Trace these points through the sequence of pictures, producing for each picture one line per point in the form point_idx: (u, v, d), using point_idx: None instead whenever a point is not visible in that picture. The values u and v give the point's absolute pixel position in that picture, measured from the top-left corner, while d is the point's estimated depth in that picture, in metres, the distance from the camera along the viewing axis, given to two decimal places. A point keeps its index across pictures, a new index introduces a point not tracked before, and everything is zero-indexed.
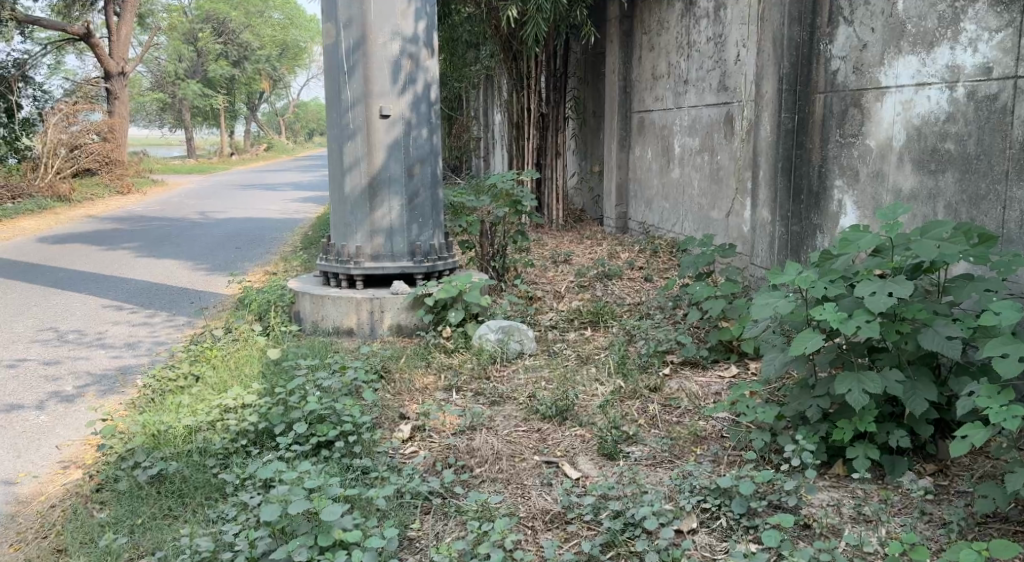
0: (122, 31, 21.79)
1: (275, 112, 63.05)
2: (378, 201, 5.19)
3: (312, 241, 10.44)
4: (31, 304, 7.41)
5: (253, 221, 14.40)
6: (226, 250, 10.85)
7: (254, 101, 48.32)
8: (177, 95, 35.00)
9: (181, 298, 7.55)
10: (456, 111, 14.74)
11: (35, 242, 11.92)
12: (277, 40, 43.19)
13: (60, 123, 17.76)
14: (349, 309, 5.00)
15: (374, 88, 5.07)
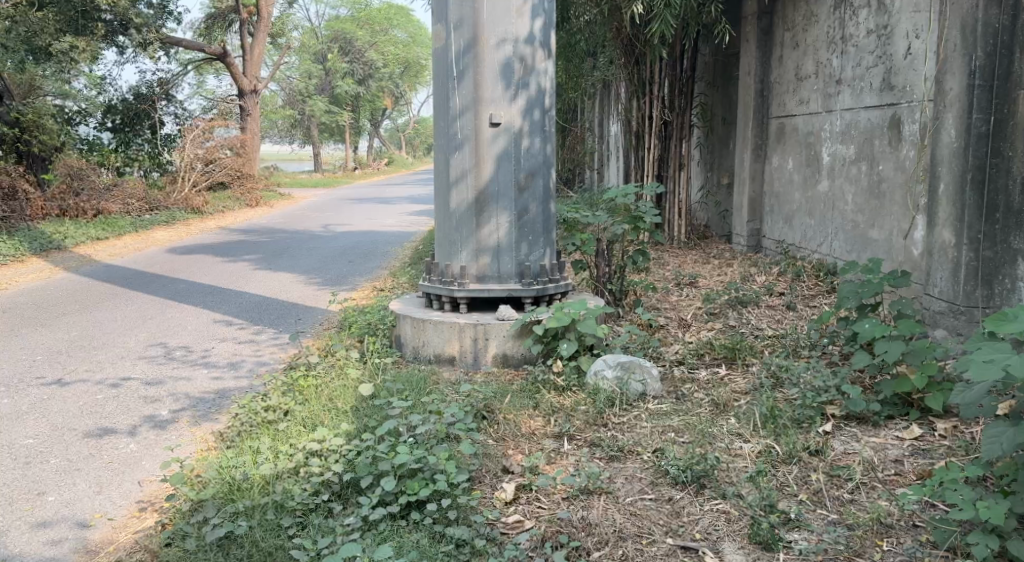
0: (255, 50, 22.69)
1: (397, 128, 64.87)
2: (485, 217, 4.71)
3: (423, 256, 10.17)
4: (147, 317, 7.43)
5: (368, 235, 14.39)
6: (339, 263, 10.77)
7: (377, 117, 49.79)
8: (305, 112, 36.33)
9: (289, 314, 7.36)
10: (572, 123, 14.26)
11: (164, 253, 12.29)
12: (400, 58, 44.32)
13: (196, 138, 18.61)
14: (452, 336, 4.54)
15: (485, 93, 4.59)
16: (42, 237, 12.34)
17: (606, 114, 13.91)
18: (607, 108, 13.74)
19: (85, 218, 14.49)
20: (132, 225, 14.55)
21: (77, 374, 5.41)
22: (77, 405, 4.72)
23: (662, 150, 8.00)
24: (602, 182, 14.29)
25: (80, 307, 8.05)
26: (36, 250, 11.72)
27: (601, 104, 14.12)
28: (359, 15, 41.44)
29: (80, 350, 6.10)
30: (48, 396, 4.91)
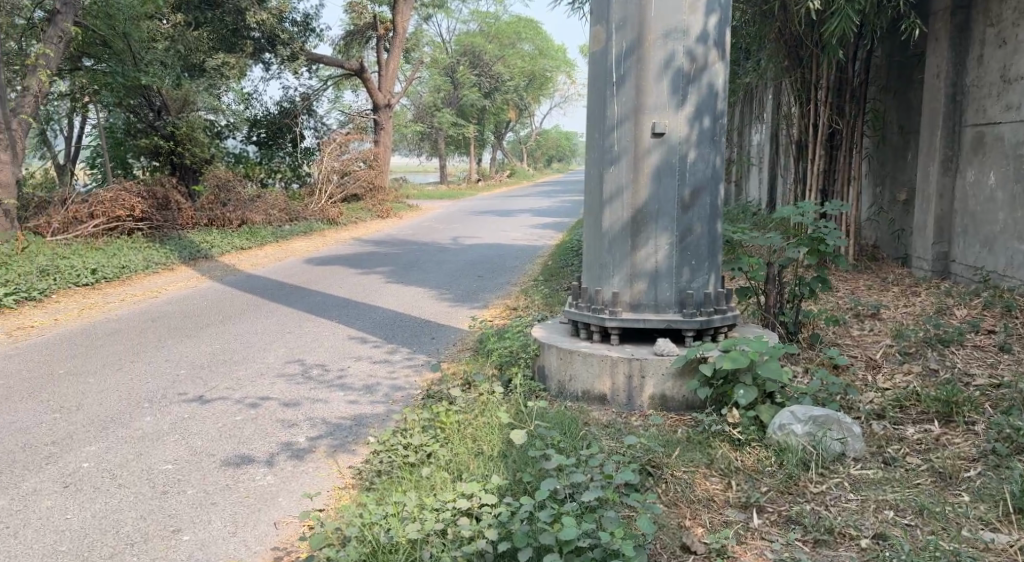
0: (391, 65, 23.15)
1: (520, 140, 65.23)
2: (642, 237, 4.18)
3: (556, 272, 9.78)
4: (285, 330, 7.39)
5: (497, 248, 14.18)
6: (470, 278, 10.54)
7: (502, 130, 50.16)
8: (434, 124, 36.93)
9: (422, 332, 7.11)
10: None
11: (302, 263, 12.49)
12: (526, 70, 44.40)
13: (334, 151, 19.12)
14: (603, 372, 4.05)
15: (647, 100, 4.09)
16: (191, 246, 12.82)
17: (749, 125, 13.08)
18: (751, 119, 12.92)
19: (231, 228, 15.03)
20: (273, 235, 14.97)
21: (216, 391, 5.32)
22: (216, 427, 4.58)
23: (828, 161, 7.28)
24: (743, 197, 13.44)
25: (223, 317, 8.14)
26: (185, 258, 12.17)
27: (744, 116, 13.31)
28: (488, 29, 41.85)
29: (221, 364, 6.05)
30: (188, 415, 4.82)
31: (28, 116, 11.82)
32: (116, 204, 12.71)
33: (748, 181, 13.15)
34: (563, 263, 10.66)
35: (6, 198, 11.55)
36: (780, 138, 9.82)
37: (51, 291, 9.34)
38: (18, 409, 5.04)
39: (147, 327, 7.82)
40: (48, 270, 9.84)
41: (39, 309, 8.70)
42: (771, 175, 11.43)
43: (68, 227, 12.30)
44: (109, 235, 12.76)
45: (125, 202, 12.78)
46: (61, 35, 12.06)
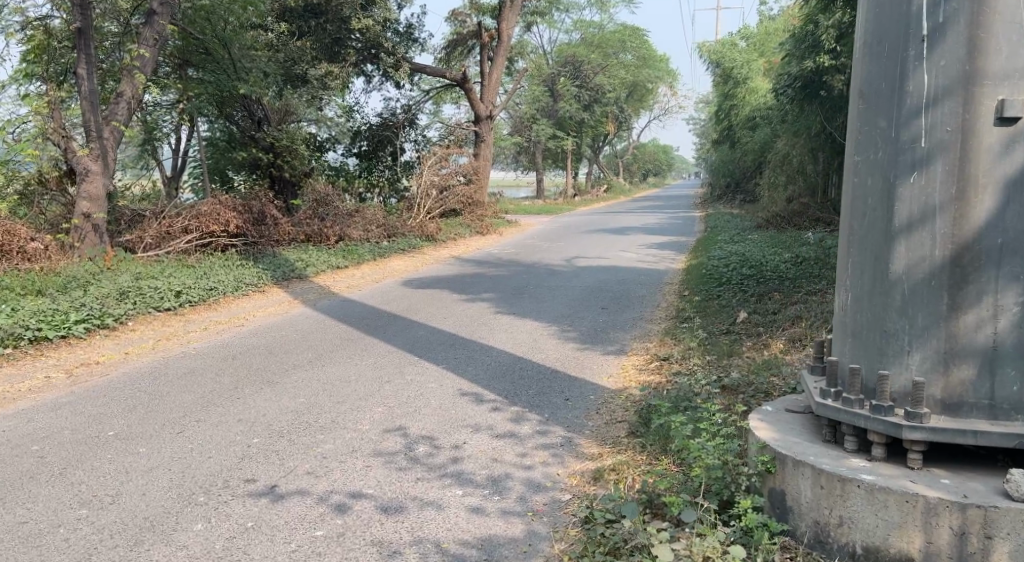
0: (494, 75, 21.84)
1: (617, 154, 63.32)
2: (972, 292, 2.54)
3: (704, 306, 8.04)
4: (386, 375, 5.96)
5: (616, 271, 12.50)
6: (594, 308, 8.92)
7: (599, 143, 48.46)
8: (532, 138, 35.52)
9: (552, 387, 5.52)
10: None
11: (400, 284, 11.13)
12: (628, 82, 42.53)
13: (433, 164, 17.92)
14: (912, 523, 2.42)
15: (990, 63, 2.50)
16: (285, 265, 11.73)
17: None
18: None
19: (327, 244, 13.93)
20: (370, 253, 13.77)
21: (294, 481, 3.92)
22: (285, 555, 3.17)
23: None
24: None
25: (315, 353, 6.82)
26: (278, 279, 11.06)
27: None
28: (591, 40, 40.21)
29: (305, 432, 4.68)
30: (251, 525, 3.44)
31: (121, 125, 10.98)
32: (210, 218, 11.75)
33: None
34: (706, 293, 8.88)
35: (96, 212, 10.72)
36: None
37: (129, 318, 8.29)
38: (39, 498, 3.79)
39: (226, 364, 6.58)
40: (129, 291, 8.82)
41: (114, 339, 7.65)
42: None
43: (160, 243, 11.43)
44: (201, 252, 11.81)
45: (220, 216, 11.82)
46: (157, 37, 11.23)
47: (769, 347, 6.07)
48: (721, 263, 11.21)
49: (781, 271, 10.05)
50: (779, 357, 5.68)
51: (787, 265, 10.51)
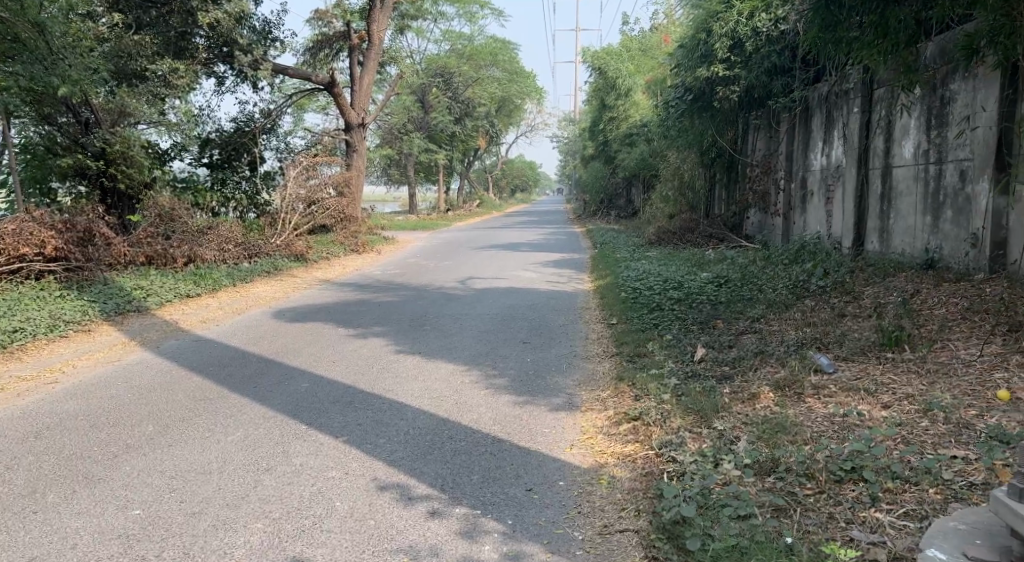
0: (364, 80, 19.97)
1: (485, 169, 62.24)
2: None
3: (647, 342, 6.82)
4: (264, 456, 4.18)
5: (519, 294, 11.14)
6: (512, 340, 7.48)
7: (469, 157, 47.10)
8: (402, 150, 33.62)
9: (500, 467, 4.03)
10: (887, 184, 11.33)
11: (269, 315, 9.27)
12: (499, 95, 41.39)
13: (298, 175, 15.91)
14: None
15: None
16: (122, 295, 9.57)
17: (902, 132, 10.87)
18: (913, 122, 10.57)
19: (174, 267, 11.73)
20: (229, 276, 11.71)
21: None
22: None
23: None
24: (880, 233, 11.52)
25: (158, 417, 4.97)
26: (109, 312, 8.88)
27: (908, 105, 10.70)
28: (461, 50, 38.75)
29: None
30: None
31: None
32: (18, 238, 9.42)
33: (893, 216, 11.14)
34: (642, 324, 7.67)
35: None
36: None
37: None
38: None
39: (24, 445, 4.59)
40: None
41: None
42: (966, 203, 9.19)
43: None
44: (8, 281, 9.43)
45: (33, 235, 9.54)
46: None
47: (761, 405, 4.88)
48: (638, 286, 10.10)
49: (710, 294, 9.06)
50: (785, 418, 4.50)
51: (712, 287, 9.55)
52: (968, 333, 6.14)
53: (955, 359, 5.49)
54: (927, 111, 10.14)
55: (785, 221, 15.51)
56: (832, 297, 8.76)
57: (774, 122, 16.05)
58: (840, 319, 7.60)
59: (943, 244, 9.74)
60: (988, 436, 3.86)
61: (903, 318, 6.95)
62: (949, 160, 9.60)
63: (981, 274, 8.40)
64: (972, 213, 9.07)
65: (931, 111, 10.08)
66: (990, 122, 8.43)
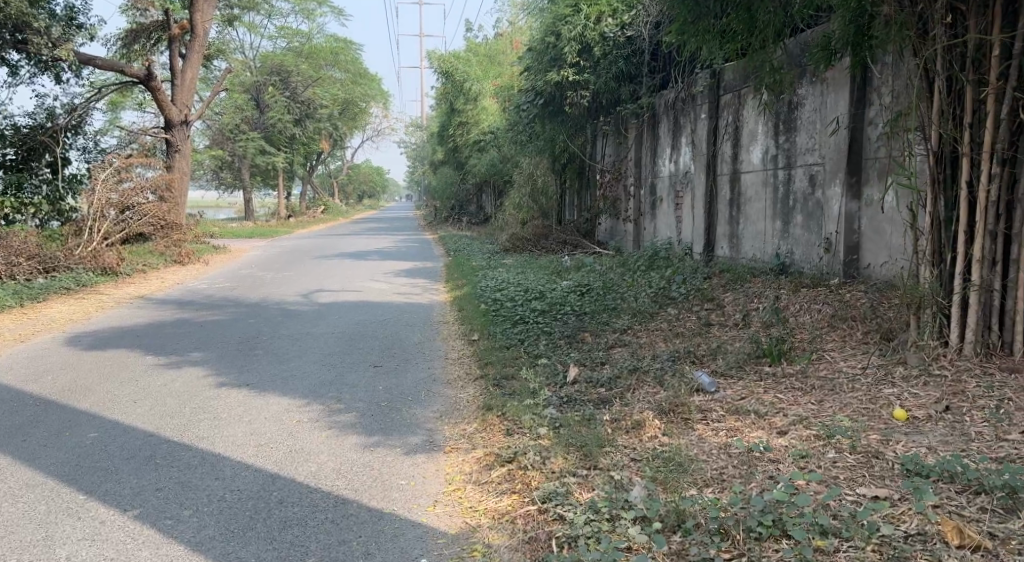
0: (187, 73, 18.09)
1: (329, 175, 59.92)
2: None
3: (510, 363, 6.14)
4: (19, 549, 3.24)
5: (365, 308, 10.18)
6: (358, 363, 6.57)
7: (310, 161, 44.97)
8: (236, 152, 31.38)
9: (335, 538, 3.29)
10: (736, 190, 11.25)
11: (63, 341, 7.78)
12: (341, 97, 39.71)
13: (109, 178, 14.03)
14: None
15: None
16: None
17: (750, 138, 10.78)
18: (761, 127, 10.48)
19: None
20: (16, 296, 9.92)
21: None
22: None
23: (942, 222, 5.14)
24: (730, 238, 11.43)
25: None
26: None
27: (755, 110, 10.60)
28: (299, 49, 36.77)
29: None
30: None
31: None
32: None
33: (742, 222, 11.05)
34: (504, 342, 6.98)
35: None
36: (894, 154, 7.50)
37: None
38: None
39: None
40: None
41: None
42: (815, 209, 9.06)
43: None
44: None
45: None
46: None
47: (647, 436, 4.30)
48: (497, 298, 9.43)
49: (573, 305, 8.53)
50: (678, 451, 3.92)
51: (574, 296, 9.06)
52: (841, 343, 5.86)
53: (836, 374, 5.14)
54: (775, 116, 10.05)
55: (635, 228, 15.42)
56: (695, 304, 8.44)
57: (621, 128, 15.97)
58: (707, 328, 7.22)
59: (793, 249, 9.60)
60: (903, 469, 3.42)
61: (773, 328, 6.64)
62: (798, 165, 9.48)
63: (835, 279, 8.22)
64: (821, 217, 8.93)
65: (779, 116, 9.98)
66: (839, 125, 8.29)
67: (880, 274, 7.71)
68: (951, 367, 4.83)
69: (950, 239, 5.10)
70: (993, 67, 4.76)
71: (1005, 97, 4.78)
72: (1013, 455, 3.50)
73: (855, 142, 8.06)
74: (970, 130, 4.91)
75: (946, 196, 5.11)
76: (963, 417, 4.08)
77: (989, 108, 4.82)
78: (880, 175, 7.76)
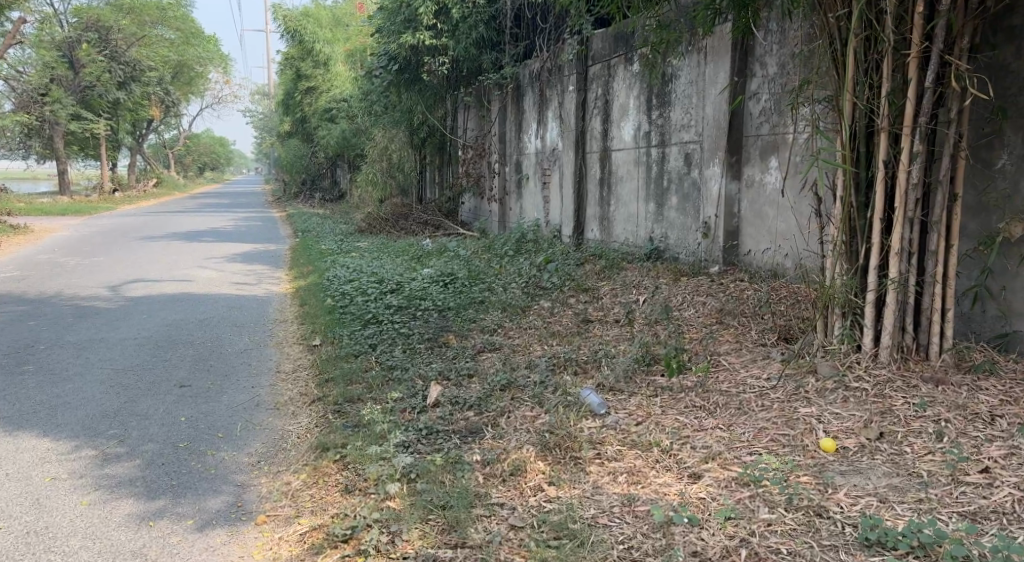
0: None
1: (164, 145, 55.26)
2: None
3: (360, 391, 5.07)
4: None
5: (188, 308, 8.74)
6: (168, 396, 5.38)
7: (139, 128, 40.99)
8: (46, 118, 27.83)
9: None
10: (605, 169, 10.43)
11: None
12: (174, 60, 36.15)
13: None
14: None
15: None
16: None
17: (621, 112, 9.94)
18: (631, 101, 9.66)
19: None
20: None
21: None
22: None
23: (855, 209, 4.47)
24: (601, 220, 10.64)
25: None
26: None
27: (627, 82, 9.75)
28: None
29: None
30: None
31: None
32: None
33: (613, 203, 10.26)
34: (350, 355, 5.91)
35: None
36: (779, 131, 6.79)
37: None
38: None
39: None
40: None
41: None
42: (691, 190, 8.31)
43: None
44: None
45: None
46: None
47: (529, 489, 3.39)
48: (347, 291, 8.28)
49: (434, 301, 7.52)
50: (571, 514, 3.08)
51: (436, 290, 8.06)
52: (737, 344, 5.15)
53: (741, 383, 4.39)
54: (647, 88, 9.22)
55: (500, 207, 14.54)
56: (568, 296, 7.61)
57: (483, 100, 14.95)
58: (585, 326, 6.42)
59: (667, 232, 8.82)
60: (861, 540, 2.72)
61: (660, 326, 5.89)
62: (672, 142, 8.68)
63: (715, 266, 7.47)
64: (698, 199, 8.16)
65: (651, 88, 9.16)
66: (717, 98, 7.51)
67: (764, 262, 7.03)
68: (869, 376, 4.18)
69: (862, 227, 4.44)
70: (917, 27, 4.09)
71: (929, 63, 4.15)
72: (983, 509, 2.88)
73: (735, 117, 7.30)
74: (886, 100, 4.22)
75: (860, 178, 4.45)
76: (900, 449, 3.42)
77: (910, 75, 4.17)
78: (762, 153, 7.04)
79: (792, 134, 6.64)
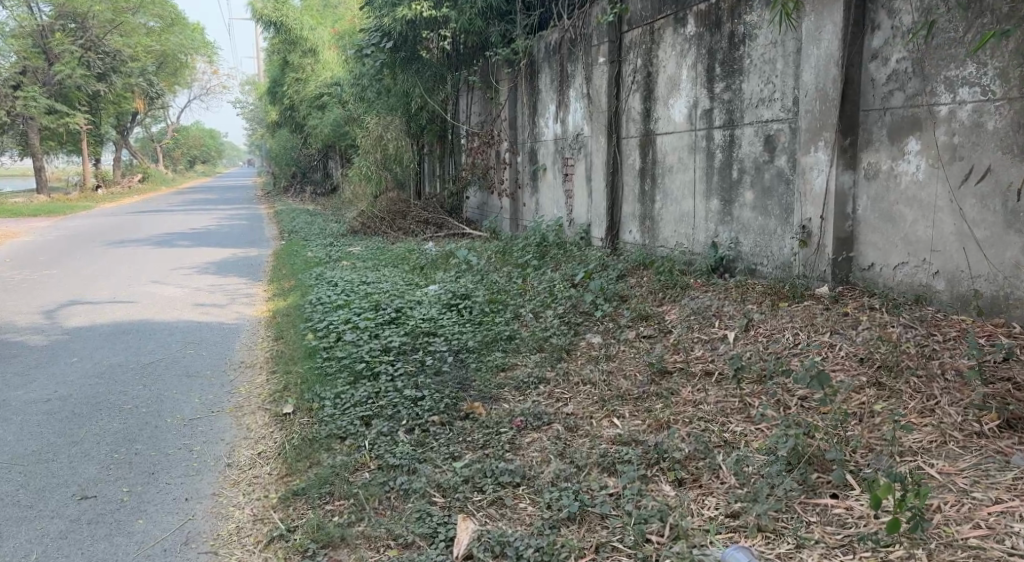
0: None
1: (153, 138, 53.22)
2: None
3: (346, 522, 3.22)
4: None
5: (130, 342, 6.83)
6: (50, 521, 3.48)
7: (123, 122, 38.96)
8: (17, 112, 25.77)
9: None
10: (648, 156, 8.51)
11: None
12: (157, 50, 34.04)
13: None
14: None
15: None
16: None
17: (669, 87, 8.03)
18: (684, 72, 7.73)
19: None
20: None
21: None
22: None
23: None
24: (642, 220, 8.72)
25: None
26: None
27: (678, 48, 7.83)
28: None
29: None
30: None
31: None
32: None
33: (658, 200, 8.35)
34: (328, 444, 4.02)
35: None
36: (925, 102, 4.92)
37: None
38: None
39: None
40: None
41: None
42: (777, 181, 6.39)
43: None
44: None
45: None
46: None
47: None
48: (330, 323, 6.33)
49: (448, 342, 5.63)
50: None
51: (448, 322, 6.16)
52: (936, 433, 3.37)
53: (1003, 531, 2.76)
54: (708, 55, 7.30)
55: (512, 203, 12.63)
56: (624, 327, 5.73)
57: (490, 82, 13.01)
58: (665, 382, 4.55)
59: (739, 237, 6.92)
60: None
61: (786, 392, 4.01)
62: (746, 122, 6.77)
63: (821, 286, 5.57)
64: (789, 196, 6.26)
65: (713, 55, 7.25)
66: (821, 59, 5.55)
67: (901, 282, 5.16)
68: None
69: None
70: None
71: None
72: None
73: (849, 84, 5.38)
74: None
75: None
76: None
77: None
78: (893, 134, 5.15)
79: (945, 107, 4.82)
